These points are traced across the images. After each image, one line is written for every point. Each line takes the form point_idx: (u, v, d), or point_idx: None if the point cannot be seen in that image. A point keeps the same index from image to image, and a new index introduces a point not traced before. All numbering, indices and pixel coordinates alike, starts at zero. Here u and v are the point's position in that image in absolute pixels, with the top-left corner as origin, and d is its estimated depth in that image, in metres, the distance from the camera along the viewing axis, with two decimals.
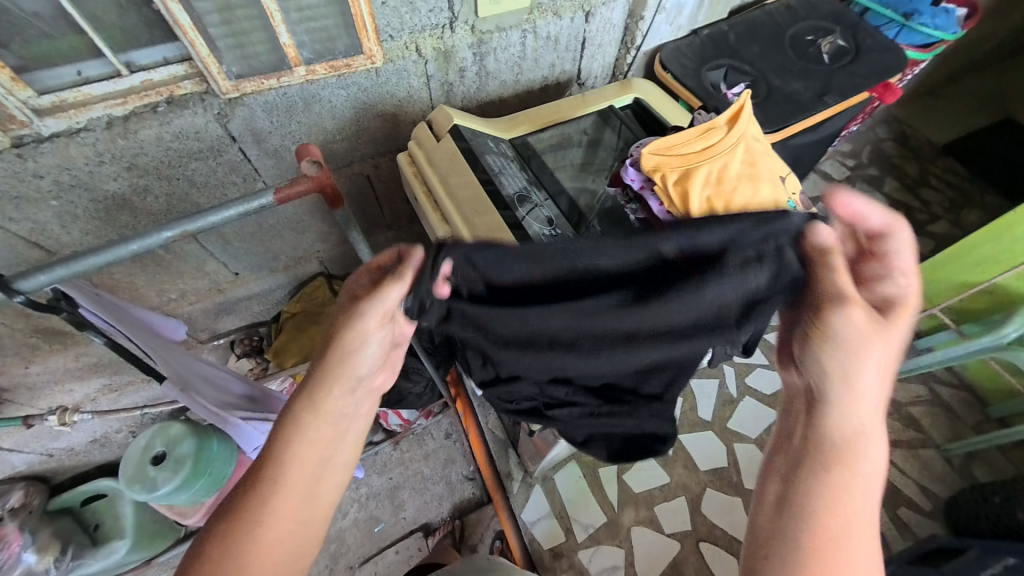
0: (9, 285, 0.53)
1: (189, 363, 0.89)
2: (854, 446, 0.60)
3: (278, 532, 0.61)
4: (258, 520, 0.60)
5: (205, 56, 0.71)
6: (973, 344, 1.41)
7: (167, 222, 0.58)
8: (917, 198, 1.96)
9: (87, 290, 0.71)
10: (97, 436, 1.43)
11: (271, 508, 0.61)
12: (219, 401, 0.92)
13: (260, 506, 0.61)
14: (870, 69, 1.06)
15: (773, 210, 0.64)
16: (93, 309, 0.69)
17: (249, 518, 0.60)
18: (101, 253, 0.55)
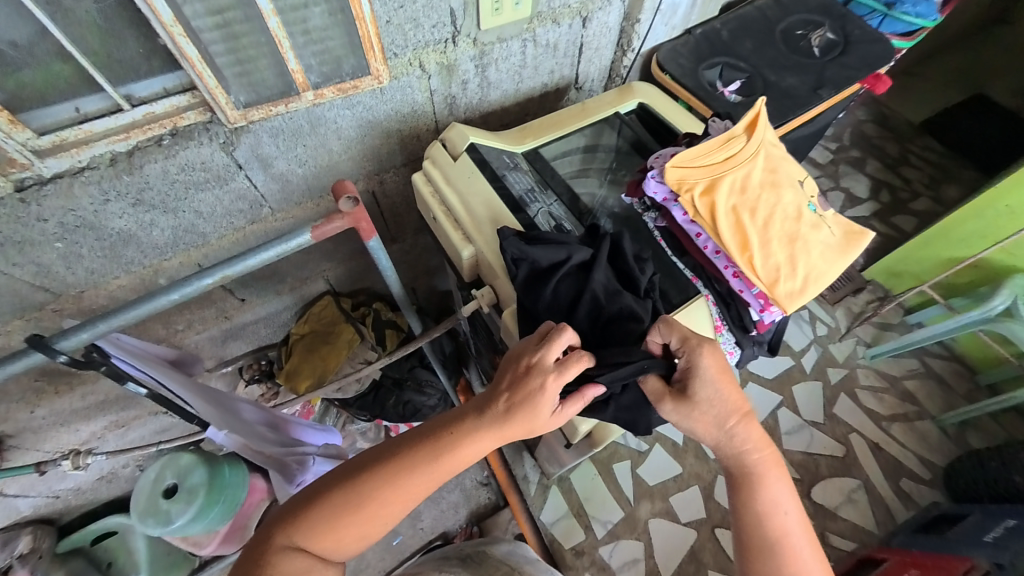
0: (49, 345, 0.56)
1: (225, 401, 0.91)
2: (777, 531, 0.59)
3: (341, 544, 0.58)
4: (335, 531, 0.57)
5: (213, 87, 0.70)
6: (964, 318, 1.45)
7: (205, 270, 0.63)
8: (900, 177, 2.01)
9: (120, 337, 0.74)
10: (104, 474, 1.39)
11: (353, 526, 0.58)
12: (258, 441, 0.93)
13: (347, 519, 0.57)
14: (861, 60, 1.09)
15: (796, 215, 0.68)
16: (123, 358, 0.71)
17: (328, 526, 0.57)
18: (139, 306, 0.59)
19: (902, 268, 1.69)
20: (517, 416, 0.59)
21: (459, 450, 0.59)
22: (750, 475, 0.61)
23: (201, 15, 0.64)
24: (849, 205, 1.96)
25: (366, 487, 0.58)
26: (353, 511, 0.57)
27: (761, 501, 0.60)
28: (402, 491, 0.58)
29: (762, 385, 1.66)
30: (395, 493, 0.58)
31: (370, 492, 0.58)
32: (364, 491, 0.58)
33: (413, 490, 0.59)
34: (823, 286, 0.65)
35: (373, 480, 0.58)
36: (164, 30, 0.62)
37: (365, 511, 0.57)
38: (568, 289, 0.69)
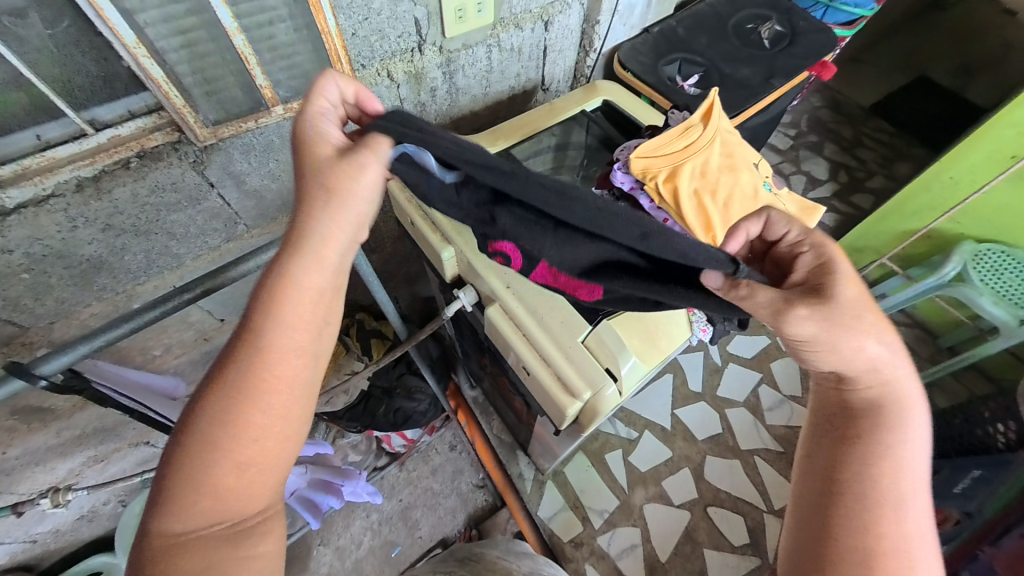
0: (30, 371, 0.57)
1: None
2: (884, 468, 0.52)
3: (244, 494, 0.48)
4: (210, 479, 0.47)
5: (181, 106, 0.69)
6: (921, 286, 1.55)
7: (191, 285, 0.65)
8: (855, 158, 2.12)
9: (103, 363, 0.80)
10: (84, 512, 1.33)
11: (222, 458, 0.47)
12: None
13: (205, 458, 0.47)
14: (809, 49, 1.15)
15: (754, 195, 0.72)
16: (105, 383, 0.72)
17: (194, 482, 0.47)
18: (125, 325, 0.62)
19: (862, 244, 1.79)
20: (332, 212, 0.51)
21: (282, 308, 0.50)
22: (878, 403, 0.55)
23: (166, 36, 0.64)
24: (810, 187, 2.06)
25: (204, 424, 0.48)
26: (203, 449, 0.47)
27: (870, 431, 0.54)
28: (260, 410, 0.49)
29: (741, 364, 1.73)
30: (245, 398, 0.48)
31: (212, 428, 0.48)
32: (204, 418, 0.48)
33: (269, 384, 0.49)
34: None
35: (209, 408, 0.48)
36: (127, 51, 0.61)
37: (219, 442, 0.47)
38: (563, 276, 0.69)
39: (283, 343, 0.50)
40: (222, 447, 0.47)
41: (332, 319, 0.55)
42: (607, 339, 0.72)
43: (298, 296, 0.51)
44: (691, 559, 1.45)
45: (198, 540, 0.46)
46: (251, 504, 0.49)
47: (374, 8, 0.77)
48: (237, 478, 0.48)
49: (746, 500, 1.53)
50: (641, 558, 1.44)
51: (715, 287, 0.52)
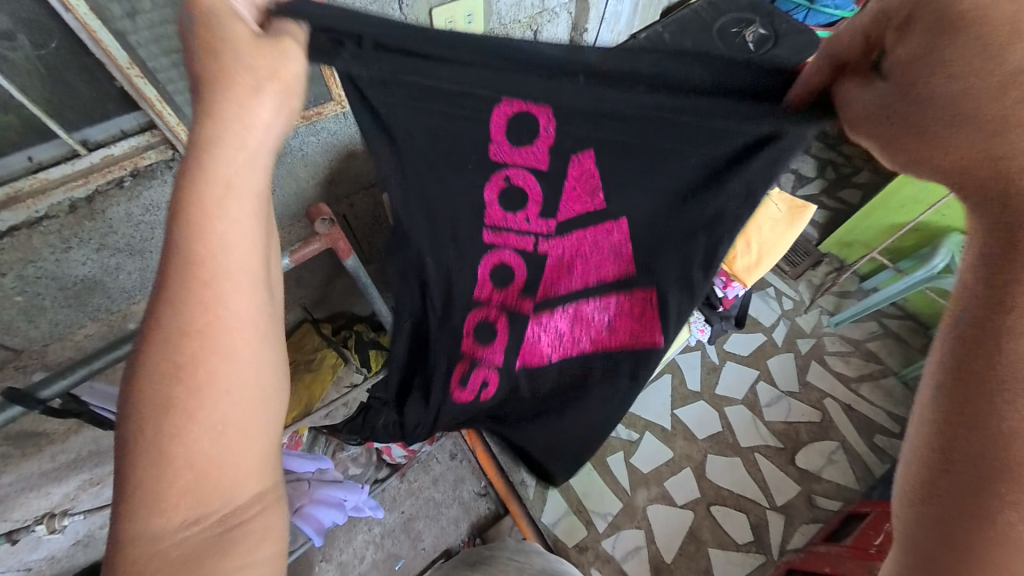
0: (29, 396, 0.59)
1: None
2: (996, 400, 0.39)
3: (211, 478, 0.42)
4: (179, 469, 0.41)
5: (175, 126, 0.69)
6: (911, 279, 1.56)
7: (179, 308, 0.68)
8: (840, 154, 2.17)
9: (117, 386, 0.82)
10: (80, 537, 1.31)
11: (178, 441, 0.42)
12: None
13: (158, 452, 0.41)
14: (793, 50, 1.18)
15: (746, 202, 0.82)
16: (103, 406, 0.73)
17: (153, 479, 0.41)
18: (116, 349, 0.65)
19: (851, 238, 1.81)
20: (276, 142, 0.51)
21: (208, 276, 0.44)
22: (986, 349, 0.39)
23: (157, 56, 0.64)
24: (798, 185, 2.09)
25: (141, 421, 0.41)
26: (154, 447, 0.41)
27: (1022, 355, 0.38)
28: (199, 368, 0.43)
29: (738, 362, 1.74)
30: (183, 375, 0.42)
31: (154, 425, 0.41)
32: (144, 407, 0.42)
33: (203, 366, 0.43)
34: (775, 259, 0.81)
35: (144, 402, 0.42)
36: (122, 74, 0.62)
37: (167, 434, 0.41)
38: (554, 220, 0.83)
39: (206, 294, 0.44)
40: (173, 436, 0.42)
41: (250, 245, 0.47)
42: None
43: (225, 257, 0.45)
44: (695, 558, 1.45)
45: (175, 539, 0.40)
46: (236, 477, 0.44)
47: None
48: (203, 457, 0.42)
49: (749, 497, 1.54)
50: (646, 559, 1.44)
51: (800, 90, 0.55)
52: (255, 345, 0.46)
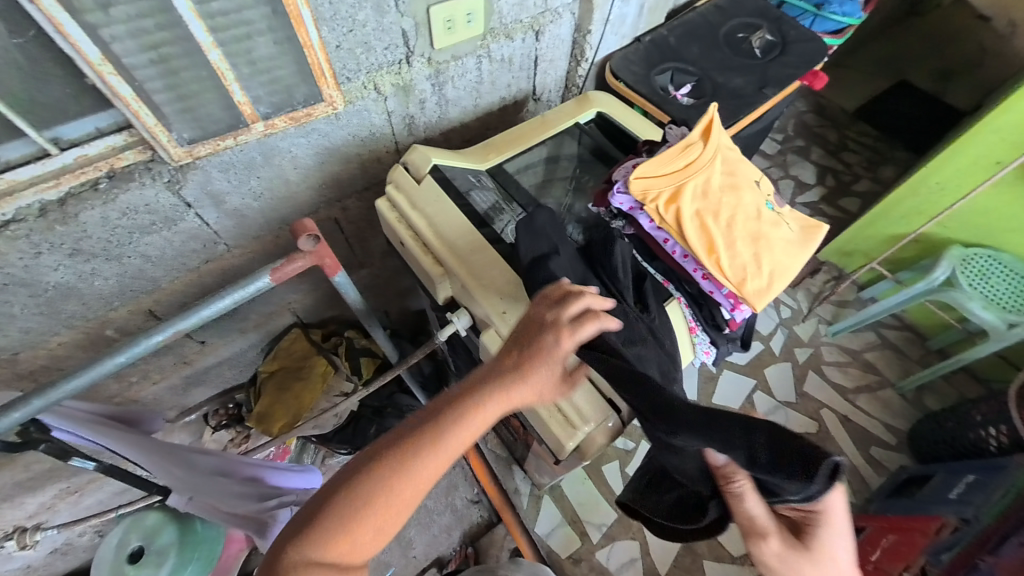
0: None
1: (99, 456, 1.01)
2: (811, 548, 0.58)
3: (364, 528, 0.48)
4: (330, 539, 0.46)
5: (152, 126, 0.66)
6: (913, 290, 1.52)
7: (157, 324, 0.58)
8: (840, 161, 2.14)
9: (78, 407, 0.69)
10: (58, 546, 1.25)
11: (353, 518, 0.47)
12: (230, 501, 0.83)
13: (341, 518, 0.47)
14: (800, 59, 1.15)
15: (757, 215, 0.69)
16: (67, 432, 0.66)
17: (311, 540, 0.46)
18: (82, 373, 0.54)
19: (852, 248, 1.77)
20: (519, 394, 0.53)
21: (472, 423, 0.51)
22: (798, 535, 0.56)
23: (134, 51, 0.59)
24: (798, 191, 2.07)
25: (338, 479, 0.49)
26: (347, 509, 0.47)
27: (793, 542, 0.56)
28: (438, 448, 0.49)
29: (736, 371, 1.72)
30: (428, 461, 0.49)
31: (358, 492, 0.48)
32: (368, 472, 0.48)
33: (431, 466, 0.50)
34: (788, 281, 0.66)
35: (369, 465, 0.49)
36: (93, 70, 0.57)
37: (373, 507, 0.47)
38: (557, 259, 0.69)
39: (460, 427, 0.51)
40: (369, 513, 0.47)
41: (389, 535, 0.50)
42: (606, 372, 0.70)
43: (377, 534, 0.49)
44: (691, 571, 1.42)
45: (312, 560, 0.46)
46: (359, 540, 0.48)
47: (359, 20, 0.74)
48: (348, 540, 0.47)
49: None
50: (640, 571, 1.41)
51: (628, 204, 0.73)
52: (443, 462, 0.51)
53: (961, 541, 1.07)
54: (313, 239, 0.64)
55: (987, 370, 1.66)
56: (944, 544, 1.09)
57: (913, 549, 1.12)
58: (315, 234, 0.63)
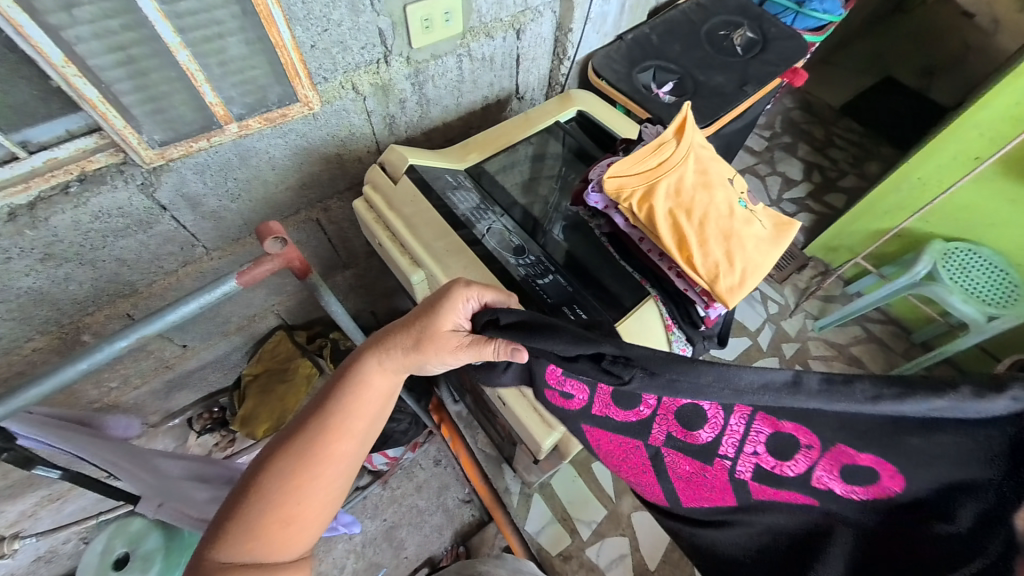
0: None
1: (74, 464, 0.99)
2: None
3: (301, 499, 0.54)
4: (275, 494, 0.52)
5: (121, 128, 0.65)
6: (895, 285, 1.54)
7: (120, 329, 0.56)
8: (827, 157, 2.16)
9: (34, 410, 0.66)
10: (41, 554, 1.23)
11: (289, 473, 0.53)
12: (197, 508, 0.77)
13: (280, 473, 0.53)
14: (780, 56, 1.15)
15: (729, 213, 0.69)
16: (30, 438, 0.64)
17: (257, 498, 0.52)
18: (43, 381, 0.53)
19: (836, 243, 1.79)
20: (429, 350, 0.59)
21: (376, 384, 0.59)
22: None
23: (99, 52, 0.58)
24: (785, 187, 2.09)
25: (272, 443, 0.56)
26: (284, 465, 0.53)
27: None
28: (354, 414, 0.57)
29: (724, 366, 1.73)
30: (350, 412, 0.57)
31: (292, 449, 0.54)
32: (299, 429, 0.55)
33: (354, 417, 0.57)
34: (761, 278, 0.66)
35: (298, 427, 0.56)
36: (57, 73, 0.57)
37: (307, 460, 0.54)
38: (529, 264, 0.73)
39: (370, 381, 0.59)
40: (305, 466, 0.54)
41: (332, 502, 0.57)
42: None
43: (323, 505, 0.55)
44: (680, 565, 1.42)
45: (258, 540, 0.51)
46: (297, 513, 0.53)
47: (334, 19, 0.73)
48: (292, 493, 0.53)
49: None
50: (630, 567, 1.42)
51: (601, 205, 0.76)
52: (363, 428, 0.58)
53: None
54: (279, 239, 0.64)
55: (969, 362, 1.68)
56: None
57: None
58: (280, 234, 0.64)
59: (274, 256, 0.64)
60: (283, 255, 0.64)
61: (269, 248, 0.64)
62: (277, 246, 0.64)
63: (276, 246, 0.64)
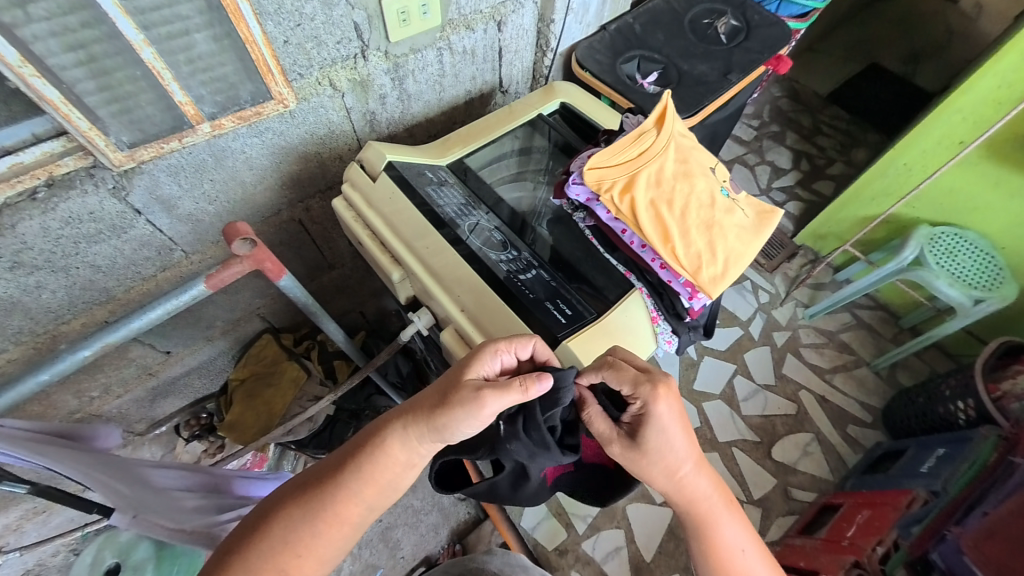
0: None
1: (54, 479, 0.97)
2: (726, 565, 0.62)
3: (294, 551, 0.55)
4: (280, 545, 0.55)
5: (86, 130, 0.62)
6: (882, 271, 1.55)
7: (82, 340, 0.57)
8: (814, 145, 2.17)
9: (13, 425, 0.63)
10: (29, 567, 1.21)
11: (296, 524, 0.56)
12: (181, 516, 0.78)
13: (289, 522, 0.56)
14: (763, 44, 1.14)
15: (711, 202, 0.68)
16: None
17: (259, 544, 0.55)
18: (4, 395, 0.52)
19: (825, 231, 1.80)
20: (450, 415, 0.56)
21: (395, 451, 0.59)
22: (694, 518, 0.62)
23: (58, 52, 0.56)
24: (774, 176, 2.09)
25: (292, 485, 0.60)
26: (294, 514, 0.57)
27: (707, 532, 0.62)
28: (367, 476, 0.58)
29: (716, 357, 1.73)
30: (364, 477, 0.59)
31: (304, 500, 0.57)
32: (317, 481, 0.59)
33: (367, 482, 0.59)
34: (743, 267, 0.65)
35: (316, 479, 0.60)
36: (13, 73, 0.54)
37: (314, 514, 0.57)
38: (513, 261, 0.73)
39: (388, 453, 0.59)
40: (313, 521, 0.56)
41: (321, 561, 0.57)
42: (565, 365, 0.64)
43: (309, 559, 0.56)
44: (675, 556, 1.43)
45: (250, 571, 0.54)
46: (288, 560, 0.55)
47: (306, 14, 0.71)
48: (291, 543, 0.55)
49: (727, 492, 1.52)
50: (626, 559, 1.42)
51: (585, 200, 0.74)
52: (376, 492, 0.59)
53: (929, 513, 1.08)
54: (248, 241, 0.62)
55: (956, 345, 1.69)
56: (914, 516, 1.10)
57: (886, 524, 1.10)
58: (248, 234, 0.62)
59: (240, 257, 0.62)
60: (251, 257, 0.62)
61: (235, 250, 0.62)
62: (239, 244, 0.62)
63: (245, 245, 0.62)
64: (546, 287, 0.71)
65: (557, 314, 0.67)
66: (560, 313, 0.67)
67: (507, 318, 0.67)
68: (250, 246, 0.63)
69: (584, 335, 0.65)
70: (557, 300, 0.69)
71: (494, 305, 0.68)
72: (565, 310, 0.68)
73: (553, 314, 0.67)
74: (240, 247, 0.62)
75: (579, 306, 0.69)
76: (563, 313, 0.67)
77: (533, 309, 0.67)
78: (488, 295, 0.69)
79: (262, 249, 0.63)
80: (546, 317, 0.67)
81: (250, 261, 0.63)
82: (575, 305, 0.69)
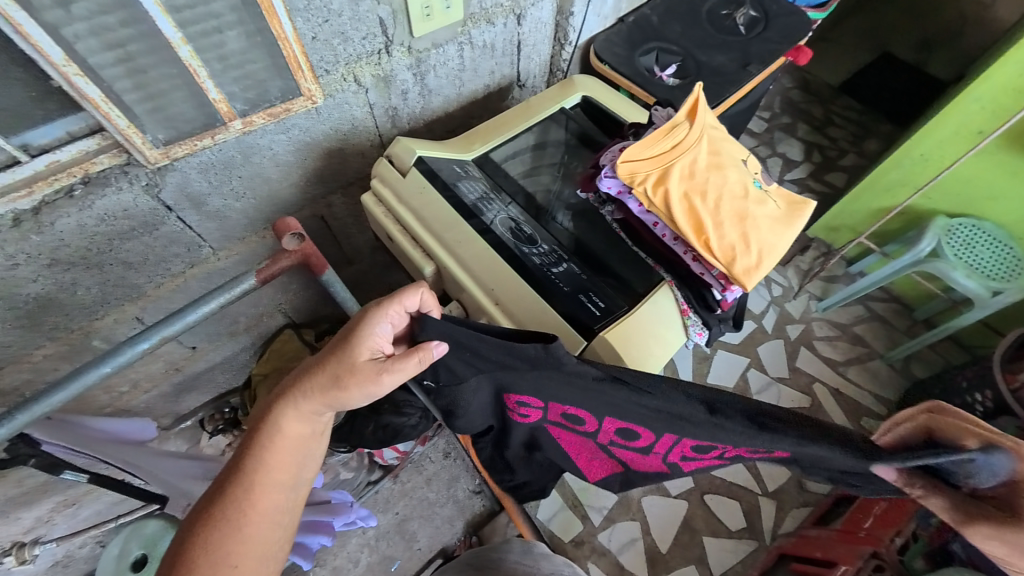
0: None
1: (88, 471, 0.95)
2: None
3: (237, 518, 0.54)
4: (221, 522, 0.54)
5: (125, 128, 0.63)
6: (899, 262, 1.53)
7: (140, 332, 0.57)
8: (827, 137, 2.15)
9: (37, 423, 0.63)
10: (57, 559, 1.23)
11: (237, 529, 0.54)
12: None
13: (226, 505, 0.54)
14: (782, 33, 1.14)
15: (743, 193, 0.68)
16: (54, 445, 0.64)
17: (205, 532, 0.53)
18: (70, 383, 0.53)
19: (838, 223, 1.78)
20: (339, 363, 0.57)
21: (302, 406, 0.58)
22: None
23: (98, 50, 0.57)
24: (786, 169, 2.08)
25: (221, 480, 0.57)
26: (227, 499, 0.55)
27: None
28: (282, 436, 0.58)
29: (728, 350, 1.73)
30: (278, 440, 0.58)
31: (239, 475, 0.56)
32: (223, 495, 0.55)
33: (284, 451, 0.58)
34: (777, 258, 0.65)
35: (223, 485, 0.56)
36: (56, 71, 0.55)
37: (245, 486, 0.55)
38: (543, 254, 0.73)
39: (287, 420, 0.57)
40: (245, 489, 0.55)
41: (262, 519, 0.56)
42: (601, 356, 0.65)
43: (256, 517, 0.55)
44: (690, 547, 1.44)
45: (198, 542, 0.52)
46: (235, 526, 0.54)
47: (333, 9, 0.71)
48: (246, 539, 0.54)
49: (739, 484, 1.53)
50: (641, 551, 1.44)
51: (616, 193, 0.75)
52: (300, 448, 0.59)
53: None
54: (293, 232, 0.65)
55: (971, 336, 1.69)
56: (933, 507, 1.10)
57: (904, 516, 1.09)
58: (296, 224, 0.64)
59: (284, 252, 0.63)
60: (296, 252, 0.64)
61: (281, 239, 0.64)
62: (283, 234, 0.64)
63: (292, 240, 0.64)
64: (579, 280, 0.71)
65: (591, 308, 0.68)
66: (594, 306, 0.68)
67: (544, 314, 0.67)
68: (297, 238, 0.65)
69: (618, 328, 0.66)
70: (590, 294, 0.69)
71: (528, 300, 0.68)
72: (597, 302, 0.69)
73: (586, 307, 0.68)
74: (288, 239, 0.64)
75: (610, 297, 0.70)
76: (594, 306, 0.68)
77: (568, 303, 0.68)
78: (522, 291, 0.69)
79: (309, 244, 0.65)
80: (578, 310, 0.67)
81: (293, 256, 0.64)
82: (608, 298, 0.70)
